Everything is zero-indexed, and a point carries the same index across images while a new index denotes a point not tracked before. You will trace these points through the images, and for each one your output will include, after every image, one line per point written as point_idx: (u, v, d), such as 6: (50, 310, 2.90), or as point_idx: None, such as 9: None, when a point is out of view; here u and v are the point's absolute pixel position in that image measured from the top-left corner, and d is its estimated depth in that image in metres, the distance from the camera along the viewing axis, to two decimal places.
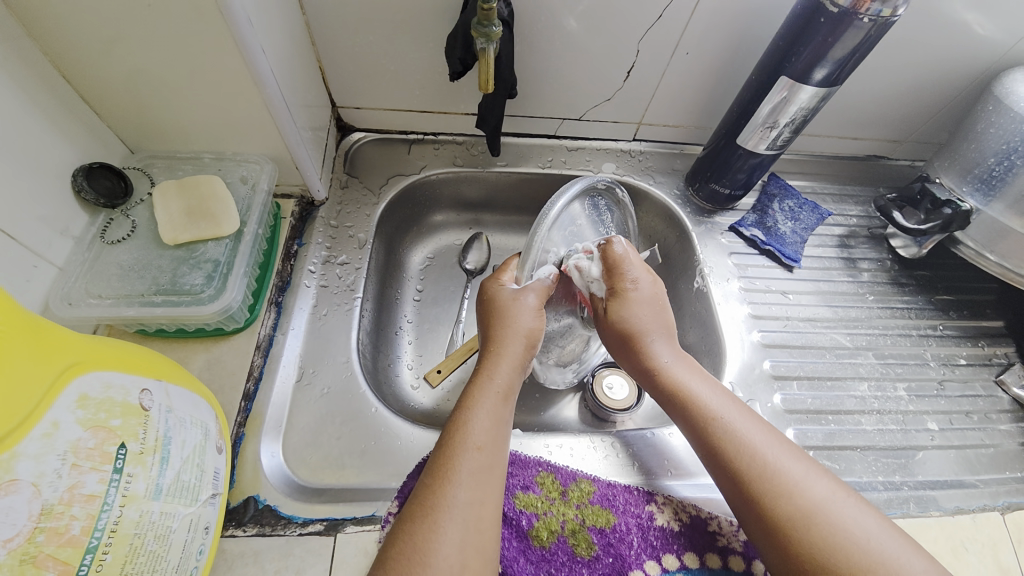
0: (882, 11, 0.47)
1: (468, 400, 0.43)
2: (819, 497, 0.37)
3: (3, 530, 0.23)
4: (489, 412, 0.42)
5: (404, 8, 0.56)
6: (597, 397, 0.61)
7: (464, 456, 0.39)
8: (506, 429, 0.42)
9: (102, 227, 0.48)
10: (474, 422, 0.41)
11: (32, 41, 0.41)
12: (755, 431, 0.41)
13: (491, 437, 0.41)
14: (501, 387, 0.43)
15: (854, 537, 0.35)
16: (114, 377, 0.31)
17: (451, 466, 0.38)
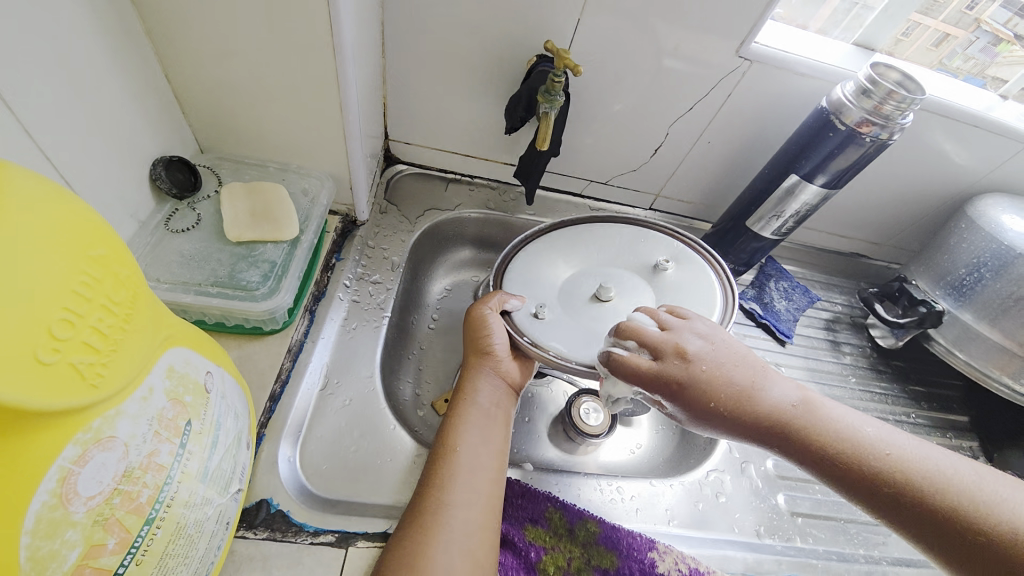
0: (880, 134, 0.57)
1: (453, 417, 0.49)
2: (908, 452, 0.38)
3: (91, 486, 0.23)
4: (477, 426, 0.48)
5: (473, 65, 0.64)
6: (575, 421, 0.66)
7: (450, 468, 0.45)
8: (494, 440, 0.48)
9: (167, 215, 0.50)
10: (465, 435, 0.47)
11: (150, 43, 0.45)
12: (817, 402, 0.41)
13: (477, 447, 0.47)
14: (484, 406, 0.50)
15: (941, 475, 0.36)
16: (191, 355, 0.33)
17: (440, 480, 0.44)
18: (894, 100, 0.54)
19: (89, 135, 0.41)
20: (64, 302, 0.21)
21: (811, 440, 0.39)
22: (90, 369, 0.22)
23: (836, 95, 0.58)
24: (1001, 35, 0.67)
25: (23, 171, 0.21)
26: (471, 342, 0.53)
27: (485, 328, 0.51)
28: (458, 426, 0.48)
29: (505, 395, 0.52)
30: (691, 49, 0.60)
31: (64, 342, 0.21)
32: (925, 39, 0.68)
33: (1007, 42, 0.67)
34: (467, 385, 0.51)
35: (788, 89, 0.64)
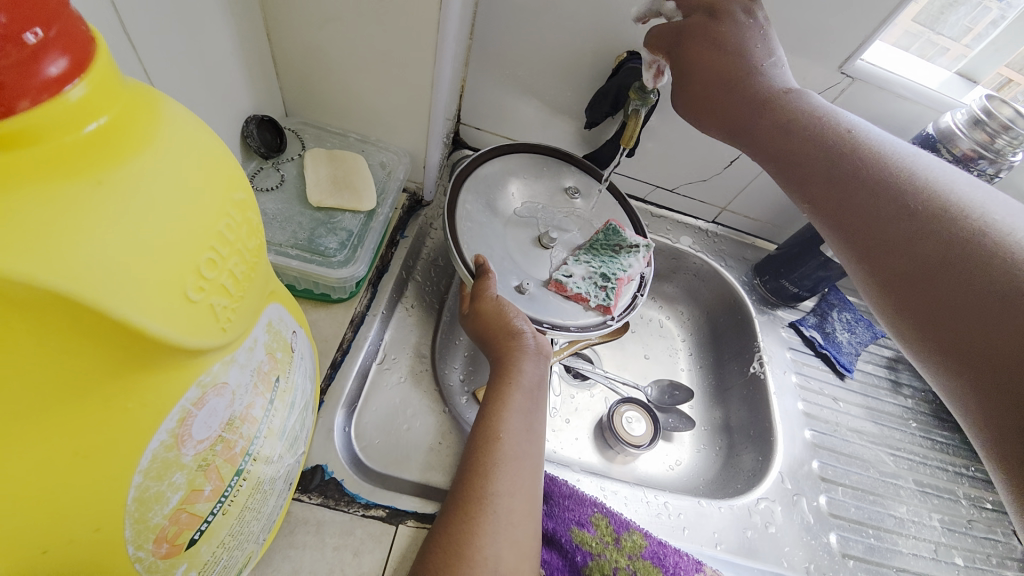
0: (987, 169, 0.55)
1: (498, 397, 0.48)
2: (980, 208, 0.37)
3: (202, 431, 0.23)
4: (520, 409, 0.48)
5: (559, 57, 0.62)
6: (617, 430, 0.65)
7: (492, 450, 0.44)
8: (535, 423, 0.48)
9: (252, 173, 0.51)
10: (507, 419, 0.47)
11: (259, 2, 0.46)
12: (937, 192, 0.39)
13: (517, 430, 0.46)
14: (527, 387, 0.50)
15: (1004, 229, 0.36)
16: (284, 313, 0.33)
17: (484, 463, 0.43)
18: (1008, 134, 0.52)
19: (195, 83, 0.41)
20: (211, 242, 0.21)
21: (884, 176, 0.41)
22: (224, 312, 0.22)
23: (944, 123, 0.54)
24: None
25: (183, 109, 0.21)
26: (496, 325, 0.52)
27: (504, 311, 0.52)
28: (502, 410, 0.47)
29: (542, 369, 0.52)
30: (791, 61, 0.58)
31: (208, 282, 0.21)
32: (986, 83, 0.64)
33: None
34: (507, 366, 0.51)
35: (885, 113, 0.61)
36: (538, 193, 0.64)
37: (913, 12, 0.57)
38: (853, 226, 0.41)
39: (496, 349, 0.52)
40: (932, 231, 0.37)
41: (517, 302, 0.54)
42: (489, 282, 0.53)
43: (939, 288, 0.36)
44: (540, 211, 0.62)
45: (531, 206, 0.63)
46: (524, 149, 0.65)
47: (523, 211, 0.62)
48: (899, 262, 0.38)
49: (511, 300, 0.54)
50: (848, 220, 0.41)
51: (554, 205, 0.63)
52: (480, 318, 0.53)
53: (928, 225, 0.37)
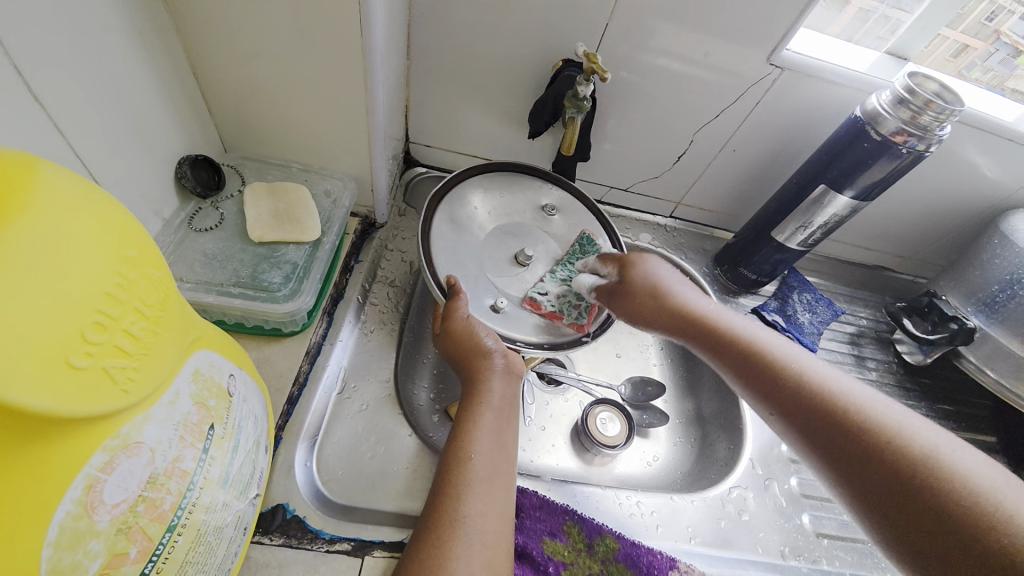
0: (917, 145, 0.55)
1: (469, 416, 0.48)
2: (864, 401, 0.41)
3: (118, 493, 0.23)
4: (490, 427, 0.47)
5: (498, 70, 0.63)
6: (590, 431, 0.65)
7: (467, 469, 0.43)
8: (506, 439, 0.47)
9: (190, 214, 0.51)
10: (479, 437, 0.46)
11: (180, 44, 0.46)
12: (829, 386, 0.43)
13: (491, 446, 0.46)
14: (497, 403, 0.49)
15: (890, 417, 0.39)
16: (216, 357, 0.32)
17: (459, 483, 0.42)
18: (932, 110, 0.53)
19: (119, 133, 0.41)
20: (98, 305, 0.21)
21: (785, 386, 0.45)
22: (122, 372, 0.22)
23: (871, 104, 0.56)
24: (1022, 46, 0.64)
25: (62, 170, 0.21)
26: (467, 344, 0.52)
27: (473, 331, 0.52)
28: (473, 429, 0.46)
29: (513, 387, 0.52)
30: (721, 56, 0.59)
31: (97, 346, 0.20)
32: (942, 51, 0.66)
33: None
34: (478, 386, 0.50)
35: (818, 98, 0.62)
36: (516, 209, 0.63)
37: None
38: (780, 411, 0.44)
39: (467, 367, 0.51)
40: (832, 418, 0.41)
41: (492, 322, 0.54)
42: (460, 301, 0.52)
43: (832, 466, 0.39)
44: (520, 232, 0.62)
45: (508, 224, 0.62)
46: (501, 166, 0.64)
47: (499, 229, 0.61)
48: (816, 440, 0.41)
49: (483, 319, 0.54)
50: (779, 414, 0.45)
51: (531, 224, 0.63)
52: (453, 340, 0.53)
53: (828, 418, 0.41)
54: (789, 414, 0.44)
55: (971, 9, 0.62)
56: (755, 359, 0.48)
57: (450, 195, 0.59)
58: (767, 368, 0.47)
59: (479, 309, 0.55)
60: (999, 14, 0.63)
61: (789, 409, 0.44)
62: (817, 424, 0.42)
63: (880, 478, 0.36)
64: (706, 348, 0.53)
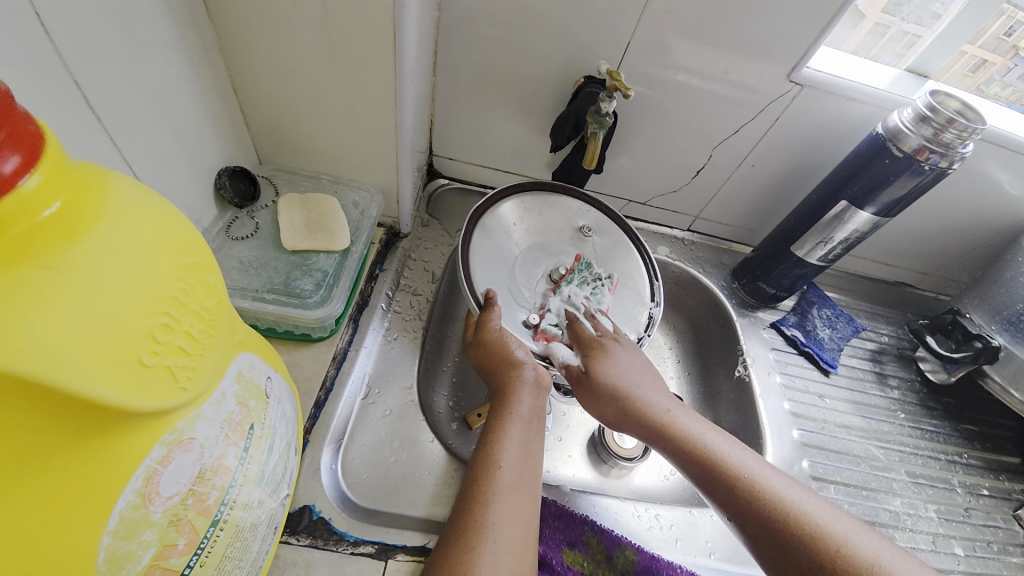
0: (939, 162, 0.55)
1: (496, 426, 0.48)
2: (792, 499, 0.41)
3: (171, 486, 0.24)
4: (519, 438, 0.47)
5: (520, 86, 0.65)
6: (607, 443, 0.65)
7: (493, 478, 0.43)
8: (533, 452, 0.47)
9: (227, 223, 0.53)
10: (507, 448, 0.46)
11: (223, 62, 0.48)
12: (751, 480, 0.43)
13: (518, 457, 0.46)
14: (525, 415, 0.49)
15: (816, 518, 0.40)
16: (256, 361, 0.34)
17: (484, 490, 0.43)
18: (954, 128, 0.53)
19: (165, 145, 0.44)
20: (165, 307, 0.22)
21: (718, 482, 0.44)
22: (182, 372, 0.23)
23: (892, 122, 0.57)
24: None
25: (132, 184, 0.23)
26: (500, 354, 0.53)
27: (503, 342, 0.53)
28: (501, 438, 0.47)
29: (542, 401, 0.52)
30: (740, 73, 0.60)
31: (163, 346, 0.22)
32: (960, 65, 0.66)
33: None
34: (507, 397, 0.50)
35: (838, 114, 0.63)
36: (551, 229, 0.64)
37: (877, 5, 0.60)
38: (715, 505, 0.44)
39: (498, 379, 0.52)
40: (768, 522, 0.41)
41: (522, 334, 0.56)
42: (493, 313, 0.54)
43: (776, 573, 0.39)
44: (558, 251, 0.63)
45: (544, 243, 0.63)
46: (541, 186, 0.65)
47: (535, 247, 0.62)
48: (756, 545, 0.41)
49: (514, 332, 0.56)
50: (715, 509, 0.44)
51: (568, 244, 0.64)
52: (486, 351, 0.54)
53: (762, 519, 0.41)
54: (741, 525, 0.42)
55: (990, 24, 0.62)
56: (701, 458, 0.46)
57: (489, 215, 0.61)
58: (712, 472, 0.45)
59: (511, 322, 0.57)
60: (1017, 29, 0.62)
61: (740, 520, 0.42)
62: (768, 543, 0.40)
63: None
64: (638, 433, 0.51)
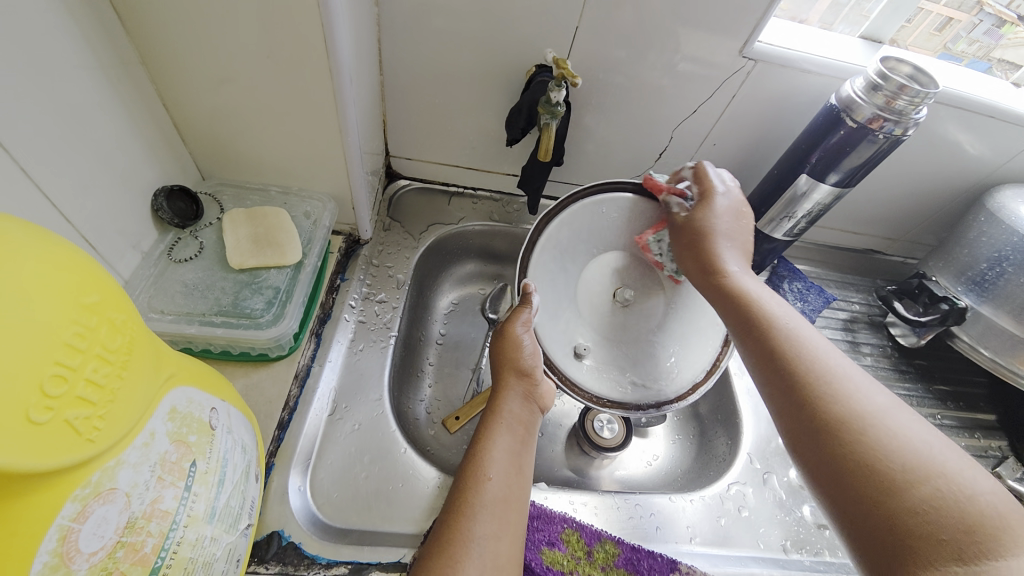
0: (894, 130, 0.55)
1: (485, 434, 0.46)
2: (869, 405, 0.36)
3: (93, 542, 0.23)
4: (507, 449, 0.45)
5: (471, 79, 0.63)
6: (590, 436, 0.64)
7: (478, 489, 0.42)
8: (524, 463, 0.46)
9: (170, 245, 0.50)
10: (496, 458, 0.44)
11: (148, 76, 0.46)
12: (821, 361, 0.39)
13: (508, 470, 0.44)
14: (516, 427, 0.47)
15: (869, 403, 0.36)
16: (195, 392, 0.32)
17: (467, 501, 0.41)
18: (907, 94, 0.52)
19: (90, 169, 0.41)
20: (58, 356, 0.20)
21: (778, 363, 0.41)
22: (87, 423, 0.22)
23: (846, 92, 0.56)
24: (1005, 16, 0.65)
25: (13, 222, 0.21)
26: (507, 359, 0.50)
27: (515, 347, 0.50)
28: (488, 449, 0.45)
29: (534, 417, 0.50)
30: (693, 50, 0.59)
31: (57, 399, 0.20)
32: (927, 25, 0.66)
33: (1013, 23, 0.65)
34: (497, 405, 0.49)
35: (794, 87, 0.62)
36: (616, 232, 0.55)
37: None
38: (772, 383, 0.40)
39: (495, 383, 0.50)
40: (826, 408, 0.36)
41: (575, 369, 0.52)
42: (527, 310, 0.51)
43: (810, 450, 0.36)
44: (630, 267, 0.56)
45: (603, 260, 0.55)
46: (598, 190, 0.54)
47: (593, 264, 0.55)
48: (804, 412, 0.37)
49: (565, 364, 0.52)
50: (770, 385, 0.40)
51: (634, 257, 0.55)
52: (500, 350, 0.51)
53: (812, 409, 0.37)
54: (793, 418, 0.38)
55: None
56: (790, 371, 0.40)
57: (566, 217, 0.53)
58: (801, 384, 0.38)
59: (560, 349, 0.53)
60: None
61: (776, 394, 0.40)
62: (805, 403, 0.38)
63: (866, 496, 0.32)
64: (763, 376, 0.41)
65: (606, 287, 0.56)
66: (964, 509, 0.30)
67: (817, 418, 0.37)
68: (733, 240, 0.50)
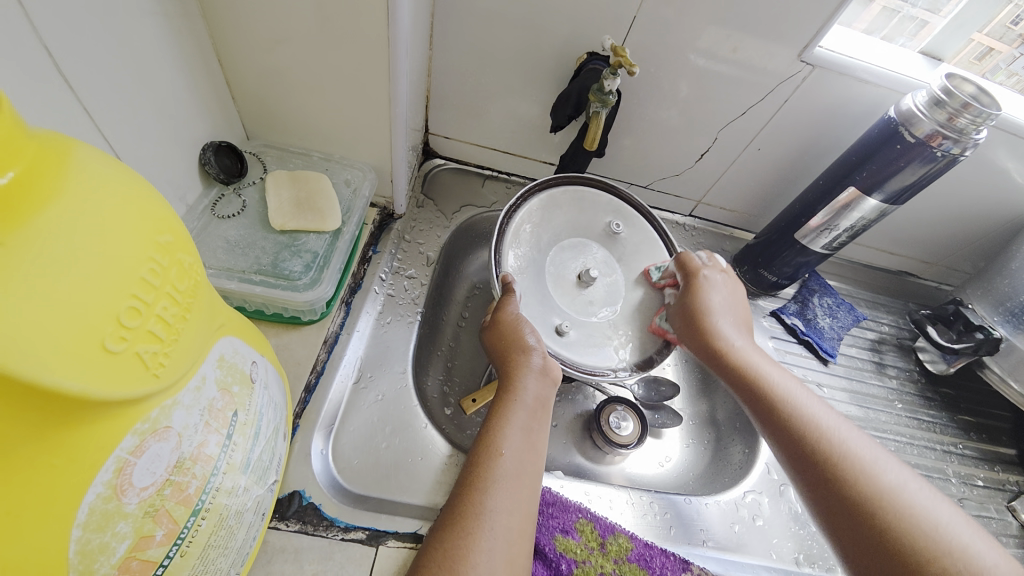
0: (952, 148, 0.53)
1: (500, 411, 0.46)
2: (844, 441, 0.42)
3: (146, 477, 0.23)
4: (522, 426, 0.45)
5: (520, 62, 0.62)
6: (605, 433, 0.63)
7: (494, 467, 0.42)
8: (537, 442, 0.45)
9: (213, 200, 0.51)
10: (511, 436, 0.44)
11: (206, 29, 0.46)
12: (800, 402, 0.46)
13: (523, 449, 0.44)
14: (530, 404, 0.47)
15: (844, 441, 0.42)
16: (240, 344, 0.33)
17: (484, 477, 0.41)
18: (970, 112, 0.51)
19: (145, 117, 0.41)
20: (133, 290, 0.21)
21: (766, 404, 0.47)
22: (154, 359, 0.22)
23: (906, 106, 0.55)
24: None
25: (97, 154, 0.21)
26: (509, 339, 0.50)
27: (514, 329, 0.50)
28: (501, 426, 0.44)
29: (548, 391, 0.49)
30: (750, 51, 0.57)
31: (130, 331, 0.20)
32: (968, 52, 0.64)
33: None
34: (513, 382, 0.48)
35: (849, 97, 0.61)
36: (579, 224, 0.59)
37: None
38: (768, 414, 0.46)
39: (504, 364, 0.50)
40: (811, 442, 0.42)
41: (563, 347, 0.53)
42: (515, 298, 0.52)
43: (799, 467, 0.42)
44: (588, 249, 0.59)
45: (570, 243, 0.59)
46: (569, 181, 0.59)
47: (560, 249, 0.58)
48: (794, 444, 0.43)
49: (549, 340, 0.53)
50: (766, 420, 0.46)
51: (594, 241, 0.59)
52: (496, 335, 0.52)
53: (802, 442, 0.43)
54: (784, 445, 0.44)
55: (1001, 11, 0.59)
56: (773, 410, 0.46)
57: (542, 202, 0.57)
58: (792, 422, 0.44)
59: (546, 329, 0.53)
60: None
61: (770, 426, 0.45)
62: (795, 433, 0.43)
63: (846, 510, 0.38)
64: (753, 405, 0.47)
65: (575, 268, 0.58)
66: (928, 537, 0.35)
67: (801, 443, 0.43)
68: (730, 316, 0.55)
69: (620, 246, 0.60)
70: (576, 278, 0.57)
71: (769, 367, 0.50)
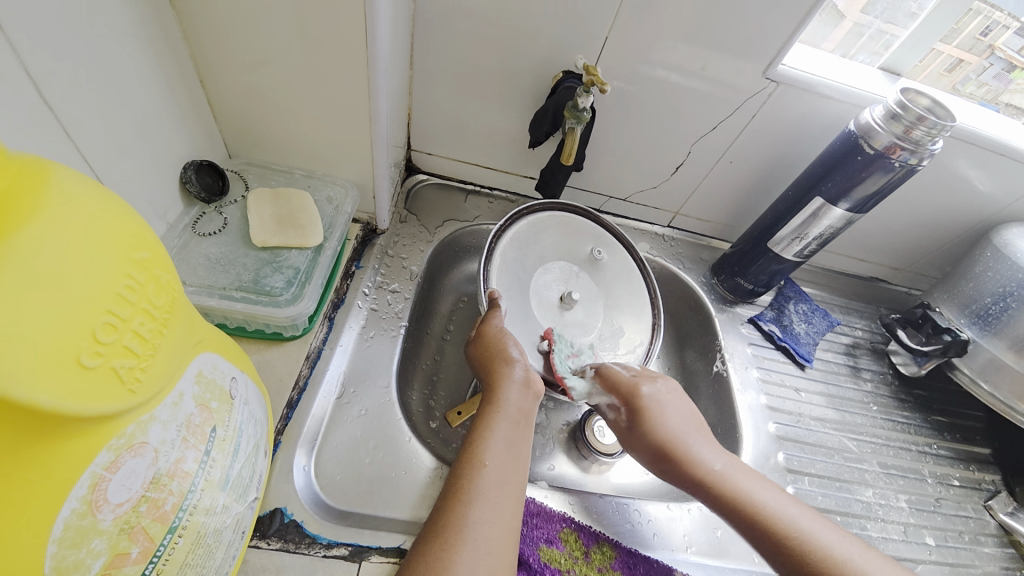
0: (909, 158, 0.56)
1: (482, 422, 0.46)
2: (843, 555, 0.41)
3: (121, 493, 0.23)
4: (505, 438, 0.45)
5: (498, 80, 0.64)
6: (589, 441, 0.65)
7: (476, 477, 0.42)
8: (520, 453, 0.46)
9: (194, 218, 0.51)
10: (493, 446, 0.44)
11: (187, 51, 0.47)
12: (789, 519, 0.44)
13: (503, 460, 0.44)
14: (512, 414, 0.47)
15: (843, 555, 0.41)
16: (219, 360, 0.33)
17: (465, 488, 0.41)
18: (924, 125, 0.54)
19: (125, 137, 0.42)
20: (109, 306, 0.21)
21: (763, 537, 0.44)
22: (130, 373, 0.23)
23: (865, 119, 0.57)
24: (1015, 61, 0.66)
25: (77, 174, 0.22)
26: (491, 351, 0.51)
27: (498, 341, 0.52)
28: (484, 437, 0.45)
29: (530, 402, 0.49)
30: (718, 69, 0.60)
31: (106, 346, 0.21)
32: (937, 65, 0.67)
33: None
34: (496, 393, 0.49)
35: (813, 110, 0.64)
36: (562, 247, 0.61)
37: (854, 6, 0.62)
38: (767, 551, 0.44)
39: (488, 375, 0.51)
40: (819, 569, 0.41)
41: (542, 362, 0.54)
42: (500, 313, 0.53)
43: None
44: (568, 274, 0.61)
45: (553, 264, 0.60)
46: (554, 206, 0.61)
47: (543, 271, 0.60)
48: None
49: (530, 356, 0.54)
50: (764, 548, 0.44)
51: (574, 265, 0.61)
52: (482, 349, 0.53)
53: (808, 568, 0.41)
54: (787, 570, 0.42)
55: (967, 24, 0.63)
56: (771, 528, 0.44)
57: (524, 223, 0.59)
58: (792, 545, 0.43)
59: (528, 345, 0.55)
60: (994, 29, 0.64)
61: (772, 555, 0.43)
62: None
63: None
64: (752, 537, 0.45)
65: (558, 288, 0.59)
66: None
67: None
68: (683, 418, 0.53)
69: (601, 273, 0.62)
70: (558, 298, 0.59)
71: (752, 482, 0.48)
